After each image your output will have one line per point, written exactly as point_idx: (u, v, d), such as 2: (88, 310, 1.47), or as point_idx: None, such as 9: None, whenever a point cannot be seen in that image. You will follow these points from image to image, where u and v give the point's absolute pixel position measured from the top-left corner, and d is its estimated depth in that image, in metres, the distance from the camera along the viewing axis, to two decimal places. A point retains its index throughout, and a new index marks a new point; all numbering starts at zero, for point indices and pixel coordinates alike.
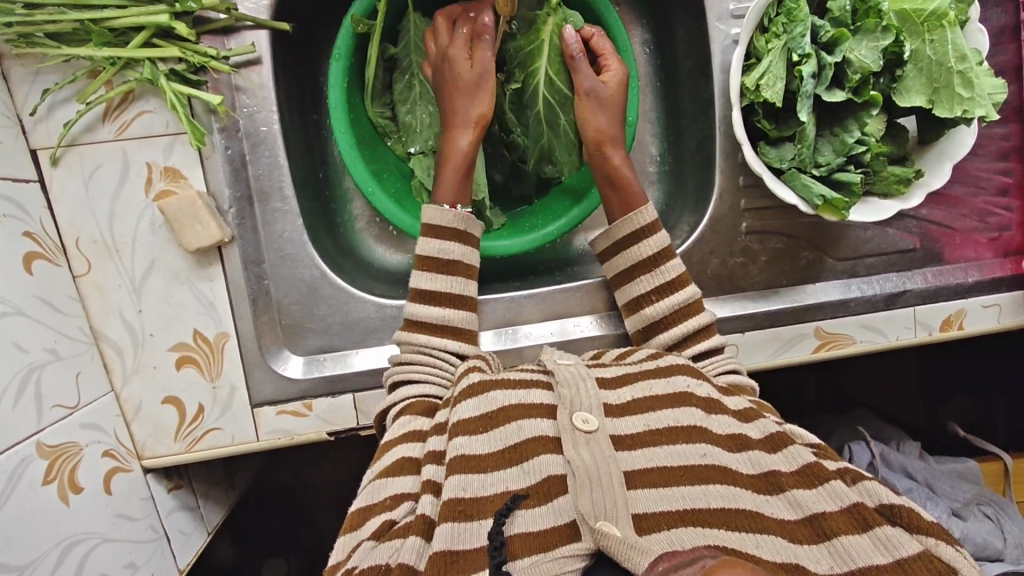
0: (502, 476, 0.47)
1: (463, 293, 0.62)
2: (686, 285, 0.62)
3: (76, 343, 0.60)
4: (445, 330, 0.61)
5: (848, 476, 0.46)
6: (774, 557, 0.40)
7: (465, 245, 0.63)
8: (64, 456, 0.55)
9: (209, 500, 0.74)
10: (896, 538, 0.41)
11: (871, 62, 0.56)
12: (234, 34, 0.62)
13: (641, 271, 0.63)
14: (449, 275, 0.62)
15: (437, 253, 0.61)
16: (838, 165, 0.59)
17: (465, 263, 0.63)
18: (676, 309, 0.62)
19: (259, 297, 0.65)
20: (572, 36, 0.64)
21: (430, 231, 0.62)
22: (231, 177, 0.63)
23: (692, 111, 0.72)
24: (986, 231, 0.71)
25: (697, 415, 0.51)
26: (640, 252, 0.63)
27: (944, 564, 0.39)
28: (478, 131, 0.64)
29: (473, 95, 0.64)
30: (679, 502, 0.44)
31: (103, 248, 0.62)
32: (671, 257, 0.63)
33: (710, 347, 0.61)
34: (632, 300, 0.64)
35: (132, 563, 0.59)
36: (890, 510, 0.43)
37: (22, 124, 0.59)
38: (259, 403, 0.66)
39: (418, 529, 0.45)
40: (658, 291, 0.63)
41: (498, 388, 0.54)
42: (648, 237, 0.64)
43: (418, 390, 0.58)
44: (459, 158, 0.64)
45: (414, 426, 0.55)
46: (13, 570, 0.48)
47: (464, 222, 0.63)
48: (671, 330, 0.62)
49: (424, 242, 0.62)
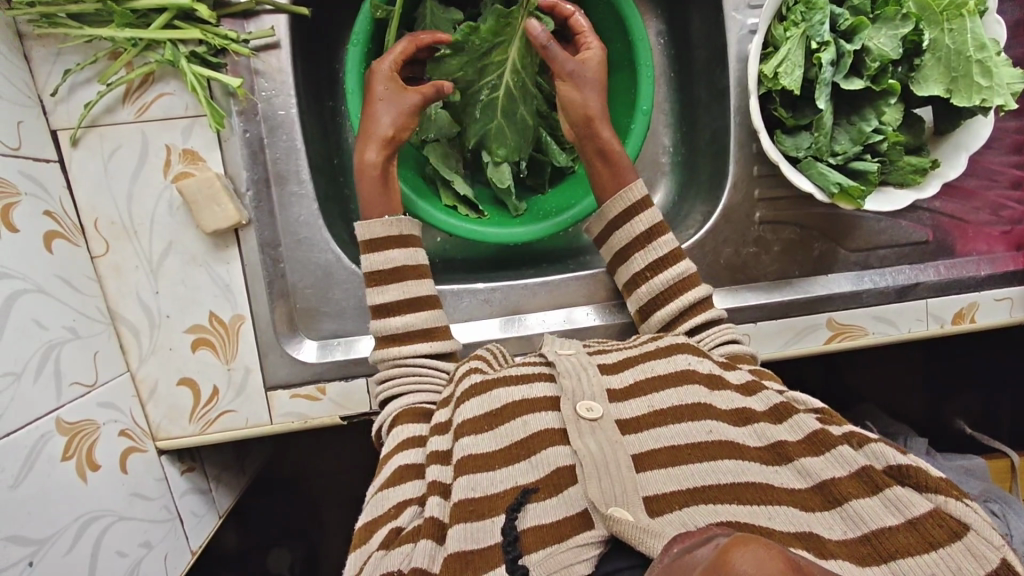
0: (510, 472, 0.47)
1: (420, 293, 0.63)
2: (680, 260, 0.63)
3: (94, 323, 0.60)
4: (413, 336, 0.61)
5: (854, 440, 0.46)
6: (788, 528, 0.40)
7: (403, 248, 0.63)
8: (82, 433, 0.55)
9: (220, 483, 0.74)
10: (906, 498, 0.41)
11: (891, 50, 0.56)
12: (253, 18, 0.63)
13: (636, 247, 0.64)
14: (398, 284, 0.62)
15: (381, 264, 0.62)
16: (855, 154, 0.59)
17: (409, 265, 0.63)
18: (669, 286, 0.62)
19: (275, 280, 0.66)
20: (536, 27, 0.62)
21: (369, 246, 0.63)
22: (249, 161, 0.64)
23: (706, 102, 0.72)
24: (999, 224, 0.71)
25: (699, 392, 0.51)
26: (635, 229, 0.64)
27: (954, 521, 0.39)
28: (387, 147, 0.63)
29: (388, 107, 0.63)
30: (689, 480, 0.44)
31: (121, 229, 0.62)
32: (664, 232, 0.64)
33: (711, 317, 0.61)
34: (630, 279, 0.65)
35: (147, 542, 0.60)
36: (900, 470, 0.43)
37: (43, 104, 0.59)
38: (273, 385, 0.66)
39: (427, 532, 0.45)
40: (651, 267, 0.63)
41: (502, 385, 0.54)
42: (639, 214, 0.64)
43: (404, 400, 0.59)
44: (372, 174, 0.63)
45: (408, 434, 0.55)
46: (32, 544, 0.49)
47: (398, 228, 0.63)
48: (663, 310, 0.62)
49: (368, 258, 0.62)
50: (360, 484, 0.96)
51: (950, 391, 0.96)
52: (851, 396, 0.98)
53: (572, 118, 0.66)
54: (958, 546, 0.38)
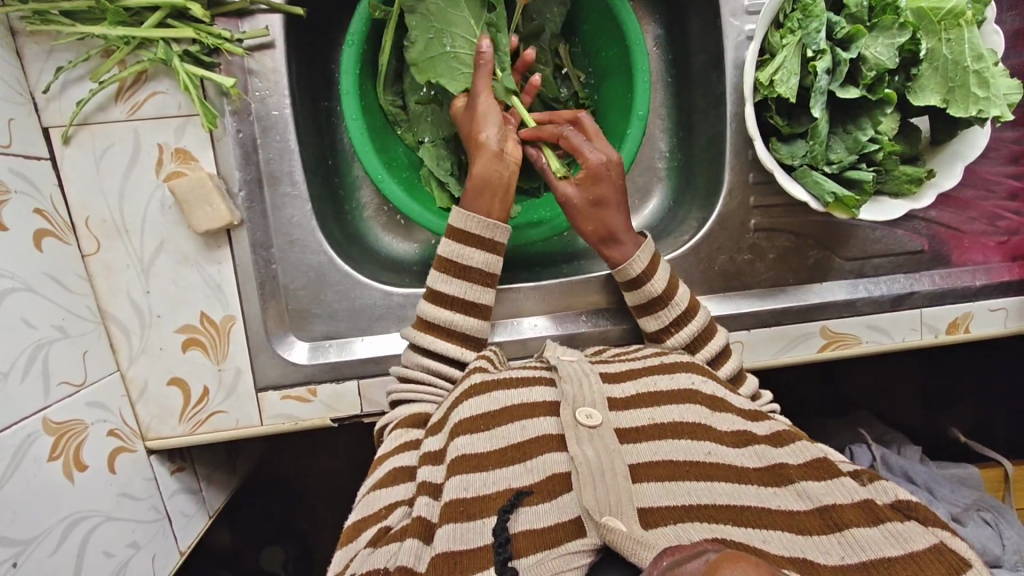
0: (503, 475, 0.47)
1: (482, 301, 0.61)
2: (696, 313, 0.62)
3: (83, 322, 0.60)
4: (452, 335, 0.60)
5: (864, 475, 0.47)
6: (782, 552, 0.40)
7: (485, 251, 0.61)
8: (69, 432, 0.55)
9: (210, 483, 0.74)
10: (908, 533, 0.40)
11: (887, 60, 0.56)
12: (247, 17, 0.63)
13: (658, 306, 0.62)
14: (463, 282, 0.60)
15: (456, 257, 0.61)
16: (850, 163, 0.59)
17: (483, 270, 0.61)
18: (694, 338, 0.61)
19: (267, 281, 0.65)
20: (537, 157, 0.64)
21: (455, 235, 0.61)
22: (242, 161, 0.63)
23: (703, 108, 0.72)
24: (995, 234, 0.71)
25: (702, 413, 0.51)
26: (652, 290, 0.61)
27: (958, 558, 0.38)
28: (486, 156, 0.61)
29: (485, 118, 0.61)
30: (684, 497, 0.44)
31: (113, 228, 0.62)
32: (677, 288, 0.62)
33: (733, 372, 0.61)
34: (654, 334, 0.63)
35: (134, 542, 0.59)
36: (907, 505, 0.43)
37: (34, 101, 0.59)
38: (264, 387, 0.66)
39: (415, 530, 0.45)
40: (675, 324, 0.62)
41: (501, 389, 0.53)
42: (654, 275, 0.62)
43: (415, 407, 0.59)
44: (479, 179, 0.62)
45: (409, 437, 0.56)
46: (16, 545, 0.48)
47: (486, 228, 0.61)
48: (699, 353, 0.61)
49: (446, 245, 0.61)
50: (353, 484, 0.96)
51: (945, 398, 0.96)
52: (843, 402, 0.98)
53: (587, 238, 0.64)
54: None
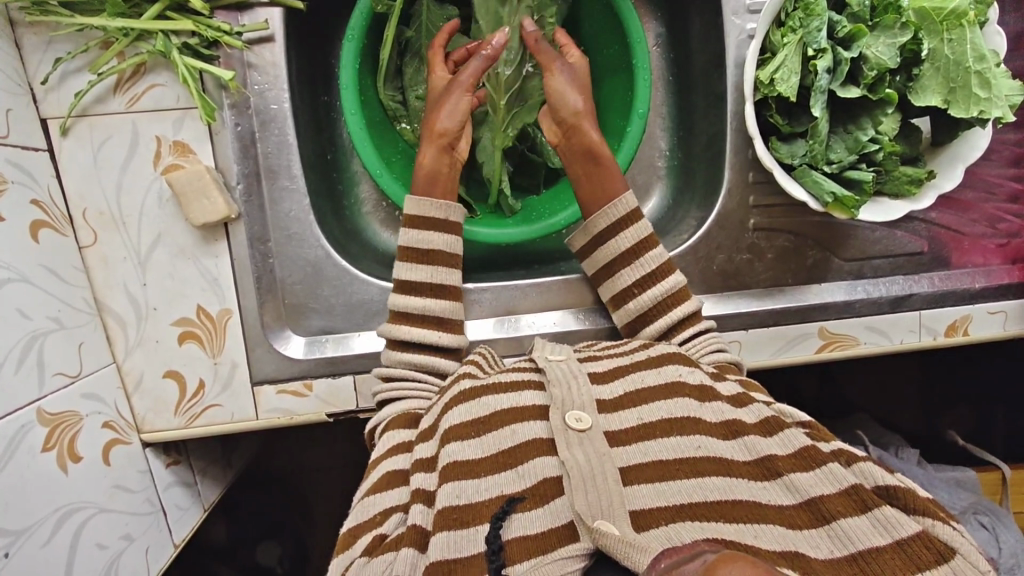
0: (496, 481, 0.46)
1: (447, 282, 0.62)
2: (668, 276, 0.62)
3: (79, 313, 0.60)
4: (427, 322, 0.61)
5: (843, 457, 0.46)
6: (773, 547, 0.40)
7: (445, 233, 0.63)
8: (64, 424, 0.55)
9: (205, 477, 0.73)
10: (895, 518, 0.40)
11: (888, 59, 0.55)
12: (247, 11, 0.63)
13: (623, 263, 0.63)
14: (430, 267, 0.62)
15: (417, 244, 0.62)
16: (850, 163, 0.59)
17: (447, 251, 0.63)
18: (660, 299, 0.61)
19: (264, 276, 0.65)
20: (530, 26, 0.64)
21: (412, 223, 0.63)
22: (240, 154, 0.63)
23: (704, 106, 0.71)
24: (996, 237, 0.71)
25: (689, 405, 0.51)
26: (618, 245, 0.63)
27: (943, 545, 0.39)
28: (438, 144, 0.63)
29: (451, 106, 0.63)
30: (675, 496, 0.44)
31: (110, 220, 0.62)
32: (653, 247, 0.63)
33: (695, 333, 0.61)
34: (617, 294, 0.64)
35: (127, 535, 0.59)
36: (887, 491, 0.43)
37: (33, 92, 0.59)
38: (259, 381, 0.66)
39: (409, 540, 0.44)
40: (640, 284, 0.62)
41: (489, 393, 0.53)
42: (624, 230, 0.63)
43: (400, 406, 0.58)
44: (429, 164, 0.63)
45: (397, 440, 0.55)
46: (9, 535, 0.48)
47: (446, 210, 0.63)
48: (661, 320, 0.61)
49: (406, 234, 0.63)
50: (350, 480, 0.95)
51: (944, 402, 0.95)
52: (843, 404, 0.98)
53: (559, 117, 0.64)
54: (944, 569, 0.38)
